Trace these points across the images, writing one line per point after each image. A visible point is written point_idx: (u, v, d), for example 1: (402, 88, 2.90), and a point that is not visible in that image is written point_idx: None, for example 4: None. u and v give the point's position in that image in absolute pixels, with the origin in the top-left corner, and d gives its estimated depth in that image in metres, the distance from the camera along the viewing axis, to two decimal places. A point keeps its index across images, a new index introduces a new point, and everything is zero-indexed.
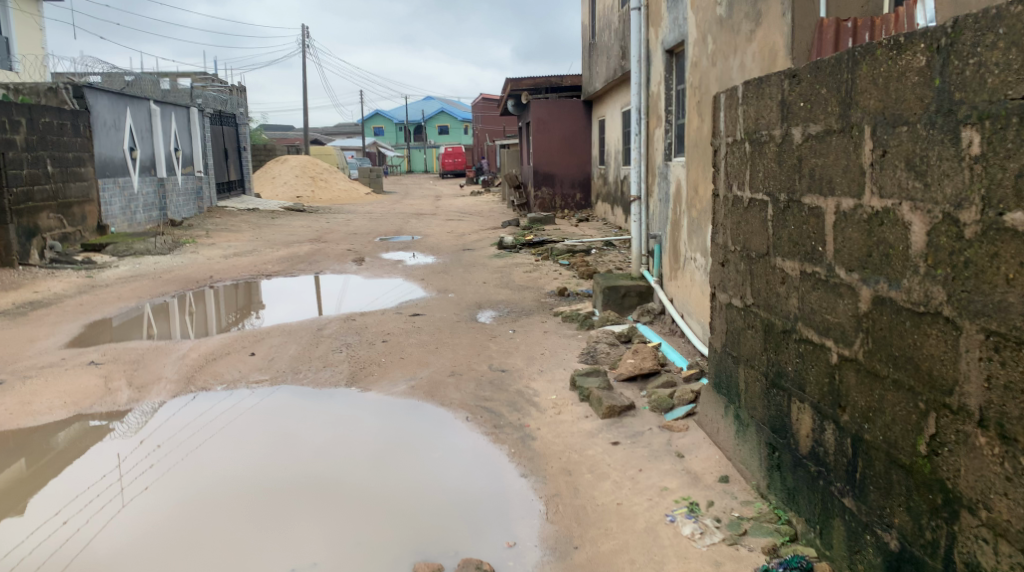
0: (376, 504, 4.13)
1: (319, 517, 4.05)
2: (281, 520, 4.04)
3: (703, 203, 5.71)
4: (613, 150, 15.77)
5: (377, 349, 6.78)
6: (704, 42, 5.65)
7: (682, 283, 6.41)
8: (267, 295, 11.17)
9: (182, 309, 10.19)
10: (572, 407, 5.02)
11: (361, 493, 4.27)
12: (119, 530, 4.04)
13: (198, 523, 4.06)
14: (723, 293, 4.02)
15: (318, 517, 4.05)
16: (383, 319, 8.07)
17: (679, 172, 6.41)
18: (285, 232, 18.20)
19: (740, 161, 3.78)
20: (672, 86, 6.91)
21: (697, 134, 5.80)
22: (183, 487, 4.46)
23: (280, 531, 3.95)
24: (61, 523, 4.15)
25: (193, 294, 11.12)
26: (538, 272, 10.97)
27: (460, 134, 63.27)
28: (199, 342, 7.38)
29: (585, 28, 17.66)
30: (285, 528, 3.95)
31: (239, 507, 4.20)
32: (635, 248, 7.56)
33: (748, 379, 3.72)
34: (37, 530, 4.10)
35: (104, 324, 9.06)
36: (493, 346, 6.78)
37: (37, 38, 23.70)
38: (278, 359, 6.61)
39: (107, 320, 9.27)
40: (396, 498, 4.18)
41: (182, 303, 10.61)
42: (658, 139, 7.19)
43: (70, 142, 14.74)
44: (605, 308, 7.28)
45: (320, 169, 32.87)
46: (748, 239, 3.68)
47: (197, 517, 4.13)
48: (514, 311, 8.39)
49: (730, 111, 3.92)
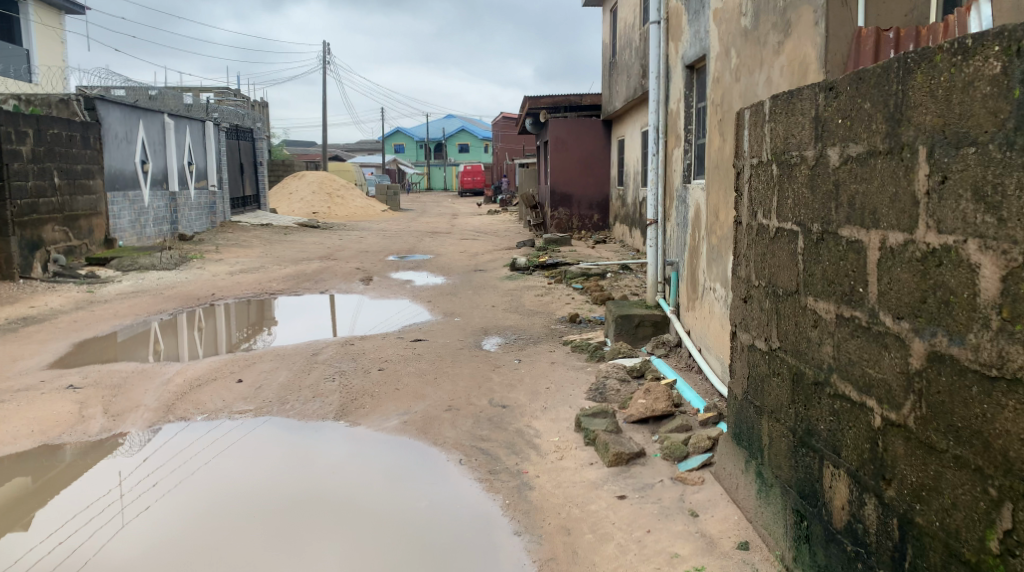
0: (384, 533, 3.92)
1: (326, 543, 3.86)
2: (288, 544, 3.86)
3: (724, 230, 5.28)
4: (633, 171, 15.38)
5: (372, 379, 6.37)
6: (727, 55, 5.23)
7: (700, 315, 5.97)
8: (279, 312, 10.89)
9: (181, 327, 9.83)
10: (575, 452, 4.57)
11: (369, 520, 4.06)
12: (121, 549, 3.89)
13: (189, 555, 3.81)
14: (745, 333, 3.59)
15: (321, 547, 3.83)
16: (382, 344, 7.68)
17: (699, 196, 5.97)
18: (296, 249, 17.91)
19: (766, 186, 3.35)
20: (692, 103, 6.48)
21: (719, 155, 5.38)
22: (189, 506, 4.30)
23: (286, 555, 3.76)
24: (58, 543, 3.98)
25: (200, 311, 10.85)
26: (550, 296, 10.54)
27: (481, 152, 63.25)
28: (187, 366, 7.00)
29: (606, 47, 17.32)
30: (283, 560, 3.72)
31: (243, 531, 4.01)
32: (652, 275, 7.13)
33: (773, 434, 3.28)
34: (33, 549, 3.93)
35: (97, 342, 8.70)
36: (495, 377, 6.35)
37: (57, 50, 23.67)
38: (266, 387, 6.20)
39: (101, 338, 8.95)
40: (405, 528, 3.96)
41: (190, 319, 10.35)
42: (677, 160, 6.75)
43: (79, 154, 14.53)
44: (618, 338, 6.85)
45: (337, 185, 32.68)
46: (773, 275, 3.26)
47: (196, 542, 3.93)
48: (521, 339, 7.96)
49: (755, 130, 3.49)
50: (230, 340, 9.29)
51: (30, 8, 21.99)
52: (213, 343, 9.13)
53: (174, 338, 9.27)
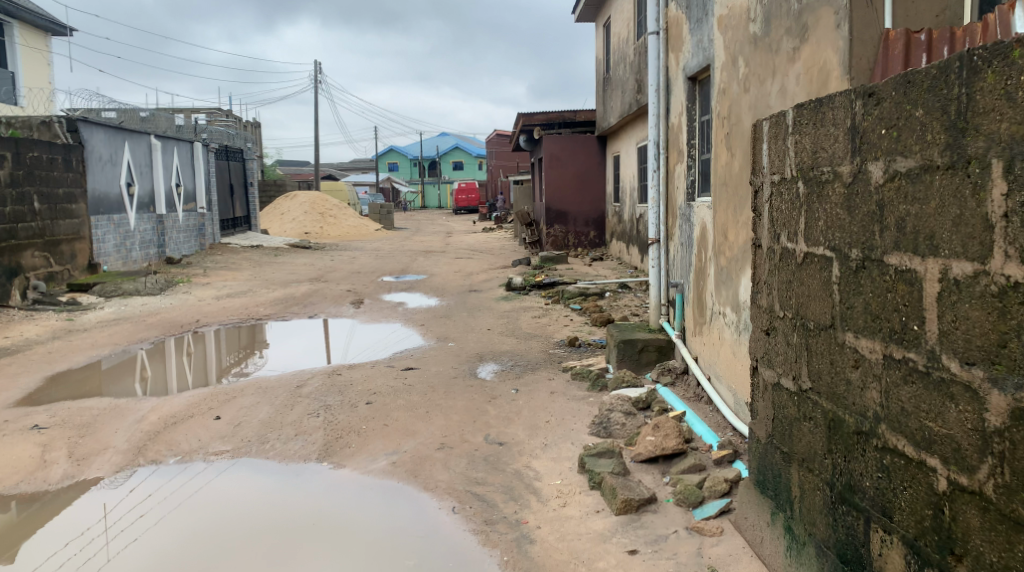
0: None
1: None
2: None
3: (734, 251, 4.92)
4: (629, 187, 15.06)
5: (359, 415, 5.98)
6: (734, 65, 4.88)
7: (708, 340, 5.60)
8: (272, 335, 10.56)
9: (168, 355, 9.50)
10: (580, 498, 4.19)
11: (356, 559, 3.89)
12: None
13: None
14: (767, 369, 3.23)
15: None
16: (371, 374, 7.28)
17: (705, 214, 5.61)
18: (286, 271, 17.53)
19: (790, 205, 2.99)
20: (695, 116, 6.13)
21: (726, 171, 5.03)
22: (173, 544, 4.14)
23: None
24: None
25: (190, 336, 10.52)
26: (547, 318, 10.16)
27: (474, 170, 63.05)
28: (164, 401, 6.61)
29: (599, 61, 17.04)
30: None
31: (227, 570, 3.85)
32: (654, 297, 6.76)
33: (804, 485, 2.90)
34: None
35: (76, 375, 8.35)
36: (491, 410, 5.96)
37: (43, 72, 23.33)
38: (246, 426, 5.81)
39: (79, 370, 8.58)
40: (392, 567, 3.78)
41: (179, 344, 10.06)
42: (679, 175, 6.37)
43: (61, 177, 14.20)
44: (620, 364, 6.46)
45: (330, 205, 32.33)
46: (801, 306, 2.89)
47: None
48: (518, 365, 7.57)
49: (776, 143, 3.13)
50: (220, 365, 9.03)
51: (16, 30, 21.66)
52: (200, 370, 8.80)
53: (159, 366, 8.92)
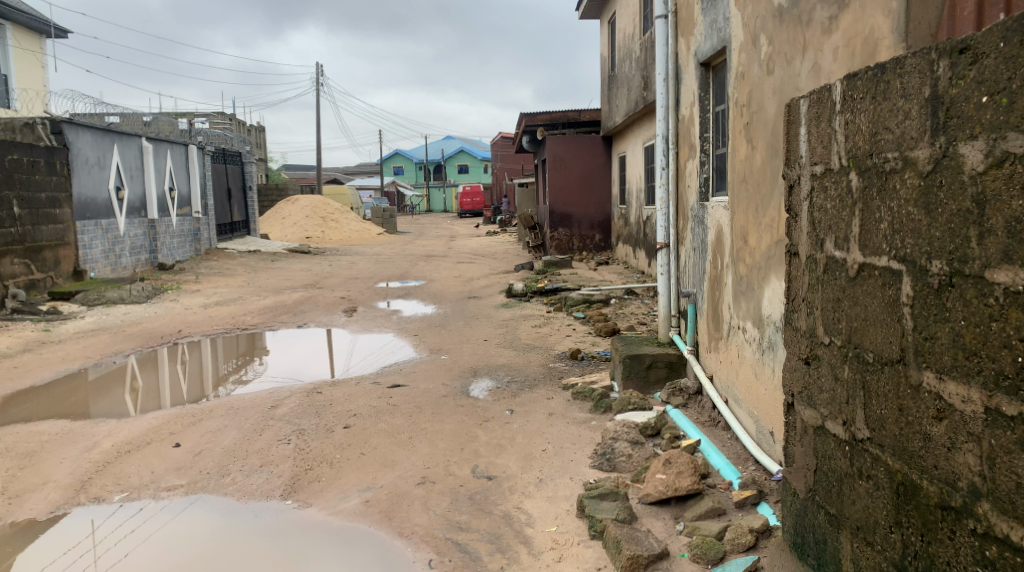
0: None
1: None
2: None
3: (756, 258, 4.29)
4: (636, 188, 14.41)
5: (335, 442, 5.35)
6: (755, 42, 4.24)
7: (725, 358, 4.96)
8: (273, 342, 10.17)
9: (160, 364, 9.20)
10: (577, 552, 3.57)
11: None
12: None
13: None
14: (808, 406, 2.60)
15: None
16: (354, 393, 6.66)
17: (721, 215, 4.97)
18: (282, 277, 16.93)
19: (840, 204, 2.35)
20: (709, 107, 5.48)
21: (746, 166, 4.40)
22: None
23: None
24: None
25: (186, 345, 10.12)
26: (548, 328, 9.49)
27: (480, 173, 62.47)
28: (125, 423, 6.03)
29: (604, 58, 16.40)
30: None
31: None
32: (664, 308, 6.11)
33: (860, 561, 2.26)
34: None
35: (62, 389, 8.09)
36: (482, 435, 5.34)
37: (37, 74, 22.83)
38: (207, 454, 5.21)
39: (50, 389, 8.06)
40: None
41: (173, 352, 9.71)
42: (690, 173, 5.72)
43: (43, 181, 13.70)
44: (627, 382, 5.82)
45: (331, 210, 31.73)
46: (854, 332, 2.26)
47: None
48: (515, 382, 6.93)
49: (818, 125, 2.48)
50: (216, 374, 8.79)
51: (9, 32, 21.09)
52: (174, 390, 8.19)
53: (131, 385, 8.31)
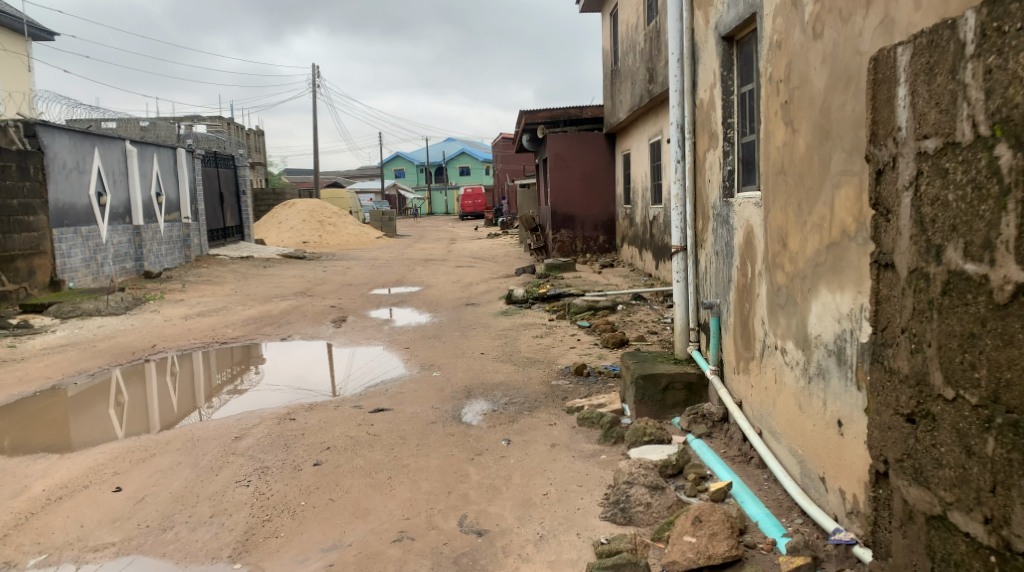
0: None
1: None
2: None
3: (799, 266, 3.53)
4: (642, 187, 13.64)
5: (300, 484, 4.59)
6: (797, 3, 3.46)
7: (758, 383, 4.20)
8: (270, 353, 9.61)
9: (148, 375, 8.78)
10: None
11: None
12: None
13: None
14: (913, 484, 2.34)
15: None
16: (330, 420, 5.88)
17: (751, 213, 4.19)
18: (271, 285, 16.16)
19: (972, 194, 2.12)
20: (732, 88, 4.66)
21: (785, 154, 3.61)
22: None
23: None
24: None
25: (178, 355, 9.56)
26: (550, 339, 8.69)
27: (482, 175, 61.68)
28: (65, 461, 5.28)
29: (606, 51, 15.59)
30: None
31: None
32: (681, 320, 5.36)
33: None
34: None
35: (39, 406, 7.60)
36: (473, 473, 4.57)
37: (22, 78, 22.08)
38: (151, 502, 4.47)
39: (21, 409, 7.53)
40: None
41: (163, 364, 9.24)
42: (710, 166, 4.94)
43: (15, 187, 13.12)
44: (639, 406, 5.07)
45: (328, 213, 30.97)
46: (1004, 388, 2.03)
47: None
48: (513, 403, 6.15)
49: (930, 79, 2.25)
50: (210, 387, 8.33)
51: None
52: (154, 409, 7.59)
53: (107, 405, 7.73)
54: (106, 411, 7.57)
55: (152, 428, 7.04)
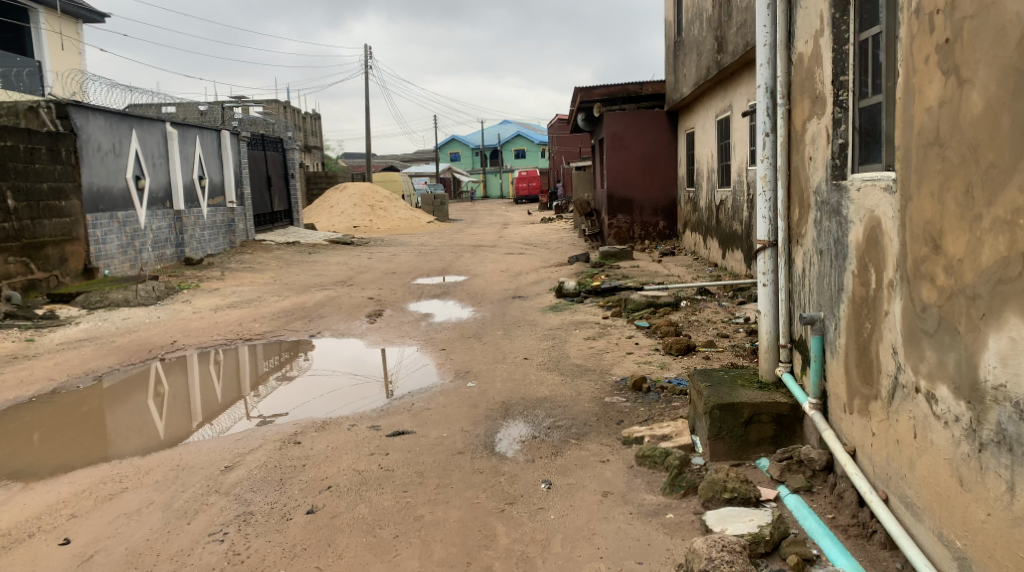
0: None
1: None
2: None
3: (965, 281, 2.43)
4: (707, 168, 12.43)
5: (285, 540, 3.66)
6: None
7: (881, 430, 3.12)
8: (320, 343, 8.80)
9: (190, 365, 8.05)
10: None
11: None
12: None
13: None
14: None
15: None
16: (339, 445, 4.94)
17: (879, 199, 3.07)
18: (312, 273, 15.37)
19: None
20: (847, 35, 3.52)
21: (944, 113, 2.50)
22: None
23: None
24: None
25: (225, 347, 8.79)
26: (603, 342, 7.62)
27: (538, 158, 60.25)
28: (23, 495, 4.42)
29: (669, 22, 14.32)
30: None
31: None
32: (767, 334, 4.27)
33: None
34: None
35: (74, 398, 6.91)
36: (503, 535, 3.58)
37: (72, 60, 21.66)
38: (100, 561, 3.58)
39: (50, 402, 6.85)
40: None
41: (206, 354, 8.51)
42: (813, 138, 3.81)
43: (46, 170, 12.51)
44: (714, 444, 4.02)
45: (380, 197, 30.20)
46: None
47: None
48: (559, 426, 5.13)
49: None
50: (258, 374, 7.63)
51: (42, 16, 19.97)
52: (193, 401, 6.82)
53: (144, 396, 6.99)
54: (145, 402, 6.83)
55: (194, 420, 6.29)
